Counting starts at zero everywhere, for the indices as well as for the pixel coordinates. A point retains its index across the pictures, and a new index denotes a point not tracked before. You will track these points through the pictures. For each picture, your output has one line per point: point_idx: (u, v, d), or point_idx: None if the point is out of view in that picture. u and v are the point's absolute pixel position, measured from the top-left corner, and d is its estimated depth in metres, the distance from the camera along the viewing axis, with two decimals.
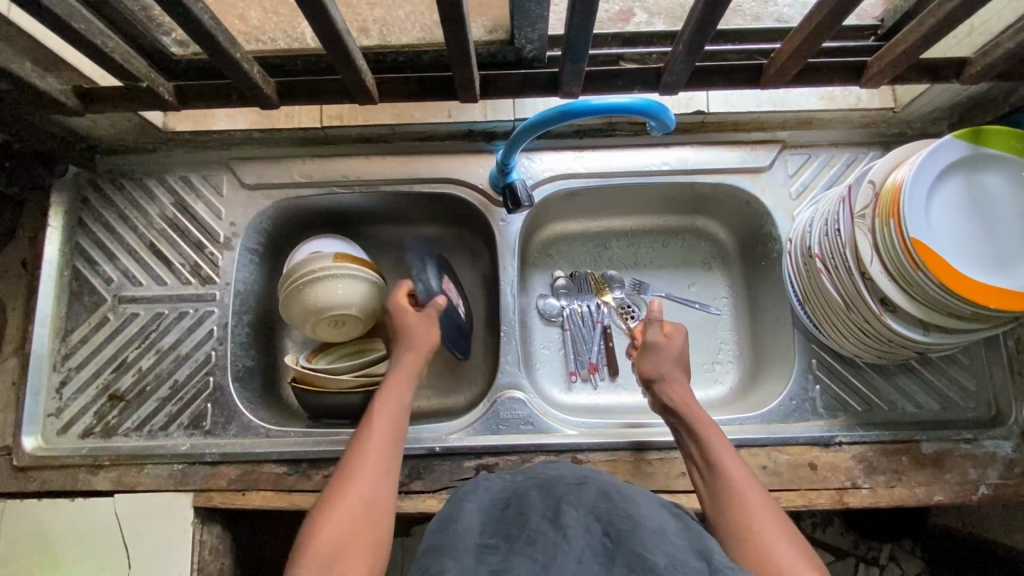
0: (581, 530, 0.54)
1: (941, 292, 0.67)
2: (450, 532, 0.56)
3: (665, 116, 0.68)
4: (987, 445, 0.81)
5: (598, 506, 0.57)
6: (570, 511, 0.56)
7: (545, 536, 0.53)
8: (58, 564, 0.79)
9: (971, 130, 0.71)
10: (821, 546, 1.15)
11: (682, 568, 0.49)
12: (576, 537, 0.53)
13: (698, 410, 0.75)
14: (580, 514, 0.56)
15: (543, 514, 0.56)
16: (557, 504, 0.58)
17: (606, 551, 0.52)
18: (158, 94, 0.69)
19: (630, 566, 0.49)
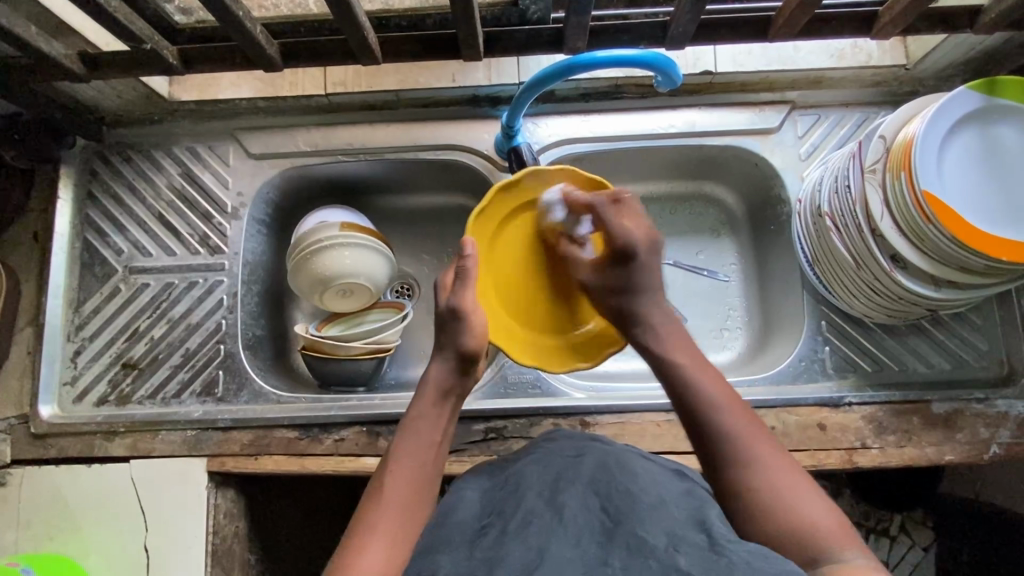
0: (579, 511, 0.56)
1: (952, 245, 0.66)
2: (450, 524, 0.59)
3: (672, 69, 0.68)
4: (999, 405, 0.80)
5: (598, 482, 0.60)
6: (567, 490, 0.59)
7: (542, 519, 0.56)
8: (78, 527, 0.81)
9: (985, 81, 0.70)
10: None
11: (681, 545, 0.51)
12: (572, 517, 0.56)
13: (669, 338, 0.68)
14: (579, 493, 0.59)
15: (539, 493, 0.59)
16: (554, 482, 0.61)
17: (604, 530, 0.54)
18: (161, 56, 0.68)
19: (628, 547, 0.52)
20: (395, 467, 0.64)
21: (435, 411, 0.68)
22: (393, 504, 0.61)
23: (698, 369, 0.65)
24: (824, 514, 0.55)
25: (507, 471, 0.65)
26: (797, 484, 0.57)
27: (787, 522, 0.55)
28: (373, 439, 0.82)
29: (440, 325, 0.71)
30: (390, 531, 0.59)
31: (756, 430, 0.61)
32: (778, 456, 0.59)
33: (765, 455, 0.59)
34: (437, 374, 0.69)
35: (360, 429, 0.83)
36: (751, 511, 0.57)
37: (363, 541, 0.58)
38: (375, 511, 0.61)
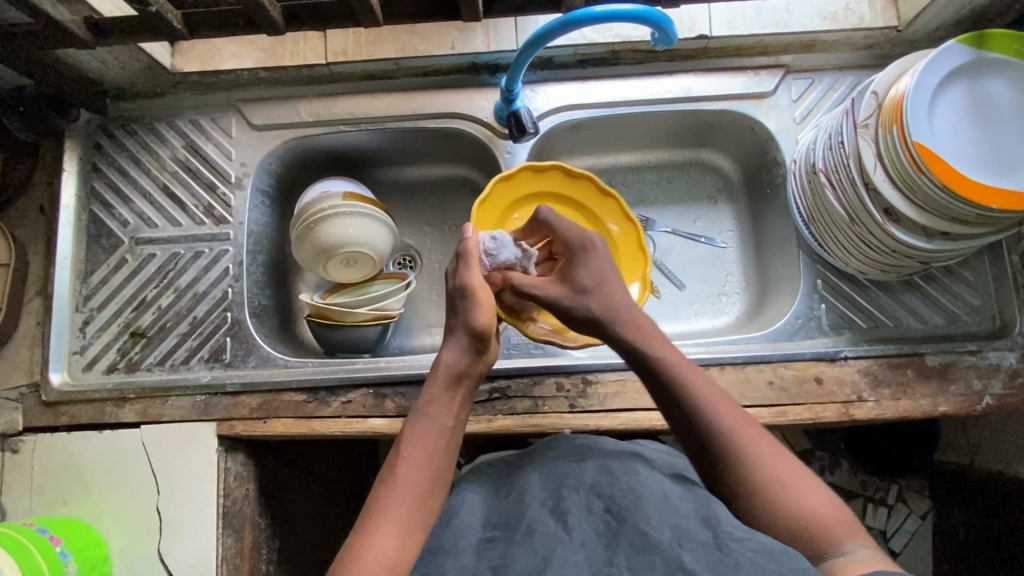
0: (583, 518, 0.59)
1: (942, 194, 0.68)
2: (453, 528, 0.62)
3: (668, 26, 0.69)
4: (991, 357, 0.82)
5: (600, 484, 0.63)
6: (569, 497, 0.62)
7: (545, 526, 0.58)
8: (91, 492, 0.82)
9: (975, 35, 0.71)
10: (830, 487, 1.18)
11: (686, 541, 0.53)
12: (576, 524, 0.58)
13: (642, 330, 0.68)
14: (582, 498, 0.62)
15: (543, 503, 0.62)
16: (557, 489, 0.64)
17: (610, 531, 0.57)
18: (167, 21, 0.70)
19: (633, 546, 0.54)
20: (410, 448, 0.63)
21: (448, 396, 0.67)
22: (406, 488, 0.61)
23: (682, 365, 0.65)
24: (824, 505, 0.57)
25: (511, 482, 0.69)
26: (798, 480, 0.59)
27: (790, 518, 0.57)
28: (380, 401, 0.84)
29: (451, 304, 0.72)
30: (400, 514, 0.59)
31: (747, 426, 0.61)
32: (772, 450, 0.60)
33: (761, 455, 0.60)
34: (451, 358, 0.69)
35: (366, 392, 0.84)
36: (756, 509, 0.58)
37: (375, 524, 0.58)
38: (389, 494, 0.60)
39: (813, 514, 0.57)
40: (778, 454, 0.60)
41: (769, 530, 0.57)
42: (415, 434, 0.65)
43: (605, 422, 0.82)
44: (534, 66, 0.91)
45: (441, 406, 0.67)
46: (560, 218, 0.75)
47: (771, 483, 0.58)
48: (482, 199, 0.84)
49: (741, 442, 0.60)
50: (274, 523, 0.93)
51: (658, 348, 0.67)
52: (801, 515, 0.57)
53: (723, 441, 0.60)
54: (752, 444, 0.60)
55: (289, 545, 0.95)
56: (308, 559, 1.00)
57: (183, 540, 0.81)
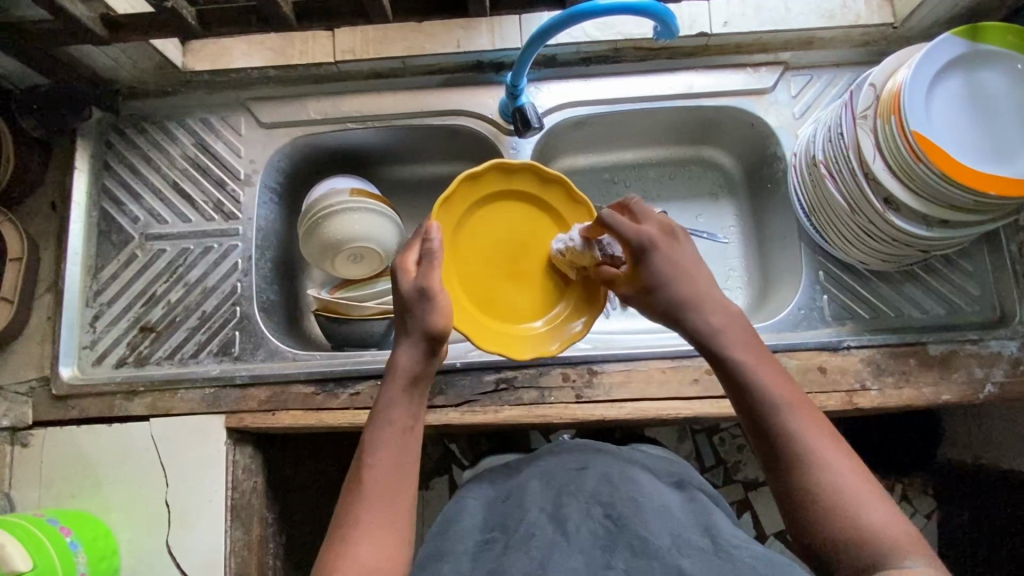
0: (583, 521, 0.58)
1: (941, 182, 0.69)
2: (452, 536, 0.62)
3: (671, 19, 0.71)
4: (993, 345, 0.83)
5: (601, 492, 0.62)
6: (570, 503, 0.61)
7: (544, 531, 0.57)
8: (100, 485, 0.83)
9: (969, 28, 0.73)
10: None
11: (684, 548, 0.53)
12: (575, 529, 0.57)
13: (722, 323, 0.64)
14: (581, 504, 0.60)
15: (542, 508, 0.61)
16: (557, 495, 0.63)
17: (608, 535, 0.57)
18: (182, 16, 0.72)
19: (632, 549, 0.54)
20: (374, 456, 0.61)
21: (406, 398, 0.64)
22: (373, 499, 0.60)
23: (760, 360, 0.62)
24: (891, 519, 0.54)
25: (512, 486, 0.69)
26: (865, 489, 0.55)
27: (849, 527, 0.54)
28: None
29: (401, 309, 0.65)
30: (372, 523, 0.59)
31: (826, 434, 0.58)
32: (847, 464, 0.57)
33: (829, 459, 0.57)
34: (407, 361, 0.65)
35: (374, 383, 0.85)
36: (815, 518, 0.55)
37: (345, 539, 0.58)
38: (355, 506, 0.59)
39: (881, 530, 0.53)
40: (851, 466, 0.57)
41: (828, 544, 0.54)
42: (376, 440, 0.62)
43: (611, 411, 0.82)
44: (538, 64, 0.93)
45: (399, 411, 0.63)
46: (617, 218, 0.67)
47: (844, 495, 0.55)
48: (441, 201, 0.73)
49: (811, 449, 0.57)
50: (280, 519, 0.93)
51: (738, 343, 0.63)
52: (864, 531, 0.53)
53: (792, 444, 0.58)
54: (829, 454, 0.57)
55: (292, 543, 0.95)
56: (312, 558, 1.00)
57: (191, 533, 0.81)
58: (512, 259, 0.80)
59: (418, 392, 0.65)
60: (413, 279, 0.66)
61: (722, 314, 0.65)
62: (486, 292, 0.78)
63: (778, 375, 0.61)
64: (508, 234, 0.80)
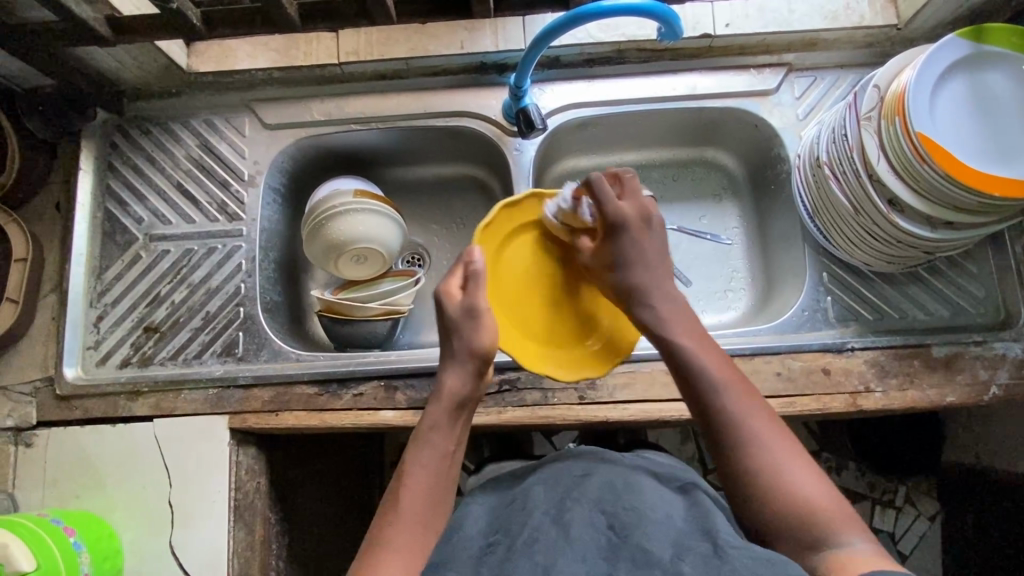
0: (585, 531, 0.57)
1: (945, 182, 0.69)
2: (454, 543, 0.63)
3: (674, 20, 0.71)
4: (997, 347, 0.82)
5: (604, 501, 0.61)
6: (573, 509, 0.60)
7: (548, 536, 0.57)
8: (104, 486, 0.83)
9: (973, 29, 0.73)
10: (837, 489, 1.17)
11: (686, 556, 0.52)
12: (579, 536, 0.57)
13: (669, 312, 0.70)
14: (584, 511, 0.60)
15: (546, 512, 0.61)
16: (561, 500, 0.63)
17: (611, 546, 0.56)
18: (187, 17, 0.72)
19: (634, 561, 0.53)
20: (414, 476, 0.63)
21: (450, 422, 0.67)
22: (409, 518, 0.61)
23: (704, 345, 0.67)
24: (823, 490, 0.59)
25: (514, 493, 0.69)
26: (800, 463, 0.60)
27: (785, 500, 0.58)
28: (391, 393, 0.85)
29: (454, 327, 0.68)
30: (403, 545, 0.60)
31: (760, 412, 0.63)
32: (782, 438, 0.62)
33: (766, 434, 0.61)
34: (454, 384, 0.67)
35: (378, 384, 0.85)
36: (756, 488, 0.60)
37: (378, 555, 0.58)
38: (391, 523, 0.61)
39: (814, 503, 0.58)
40: (787, 442, 0.61)
41: (769, 515, 0.58)
42: (415, 461, 0.64)
43: (614, 413, 0.82)
44: (541, 66, 0.93)
45: (444, 437, 0.66)
46: (617, 207, 0.71)
47: (776, 469, 0.60)
48: (486, 223, 0.77)
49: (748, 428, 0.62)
50: (283, 520, 0.93)
51: (680, 326, 0.68)
52: (801, 507, 0.58)
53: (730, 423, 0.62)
54: (763, 431, 0.61)
55: (296, 544, 0.95)
56: (315, 559, 1.00)
57: (195, 534, 0.81)
58: (545, 285, 0.81)
59: (461, 418, 0.68)
60: (456, 300, 0.69)
61: (672, 302, 0.70)
62: (512, 305, 0.80)
63: (718, 357, 0.66)
64: (538, 263, 0.81)
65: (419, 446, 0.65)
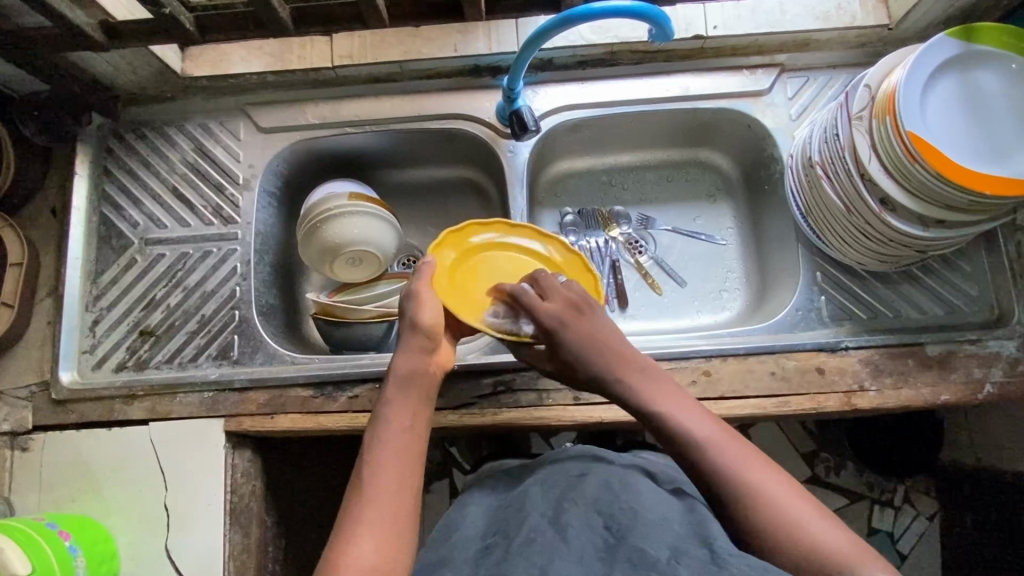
0: (583, 531, 0.58)
1: (936, 181, 0.69)
2: (453, 544, 0.62)
3: (665, 21, 0.72)
4: (991, 346, 0.83)
5: (601, 501, 0.62)
6: (570, 510, 0.61)
7: (544, 537, 0.57)
8: (100, 489, 0.83)
9: (962, 29, 0.74)
10: (835, 489, 1.17)
11: (683, 558, 0.52)
12: (576, 536, 0.57)
13: (636, 376, 0.68)
14: (581, 512, 0.60)
15: (543, 513, 0.62)
16: (558, 501, 0.63)
17: (607, 547, 0.56)
18: (180, 22, 0.72)
19: (630, 561, 0.53)
20: (378, 453, 0.63)
21: (406, 398, 0.67)
22: (377, 492, 0.60)
23: (680, 409, 0.64)
24: (844, 541, 0.54)
25: (514, 496, 0.69)
26: (811, 513, 0.56)
27: (807, 554, 0.54)
28: None
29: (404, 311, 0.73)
30: (376, 516, 0.59)
31: (756, 468, 0.59)
32: (764, 473, 0.59)
33: (767, 491, 0.57)
34: (405, 364, 0.69)
35: (373, 386, 0.85)
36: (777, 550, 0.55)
37: (349, 532, 0.57)
38: (360, 499, 0.60)
39: (792, 516, 0.56)
40: (774, 480, 0.58)
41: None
42: (380, 439, 0.64)
43: (609, 413, 0.82)
44: (535, 68, 0.93)
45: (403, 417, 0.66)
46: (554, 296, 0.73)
47: (788, 524, 0.55)
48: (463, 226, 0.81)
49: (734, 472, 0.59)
50: (279, 522, 0.93)
51: (654, 395, 0.66)
52: (819, 555, 0.53)
53: (715, 476, 0.59)
54: (765, 487, 0.57)
55: (292, 547, 0.95)
56: (312, 562, 1.00)
57: (190, 537, 0.81)
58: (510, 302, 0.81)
59: (417, 394, 0.68)
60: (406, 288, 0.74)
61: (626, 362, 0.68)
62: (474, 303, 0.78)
63: (701, 421, 0.63)
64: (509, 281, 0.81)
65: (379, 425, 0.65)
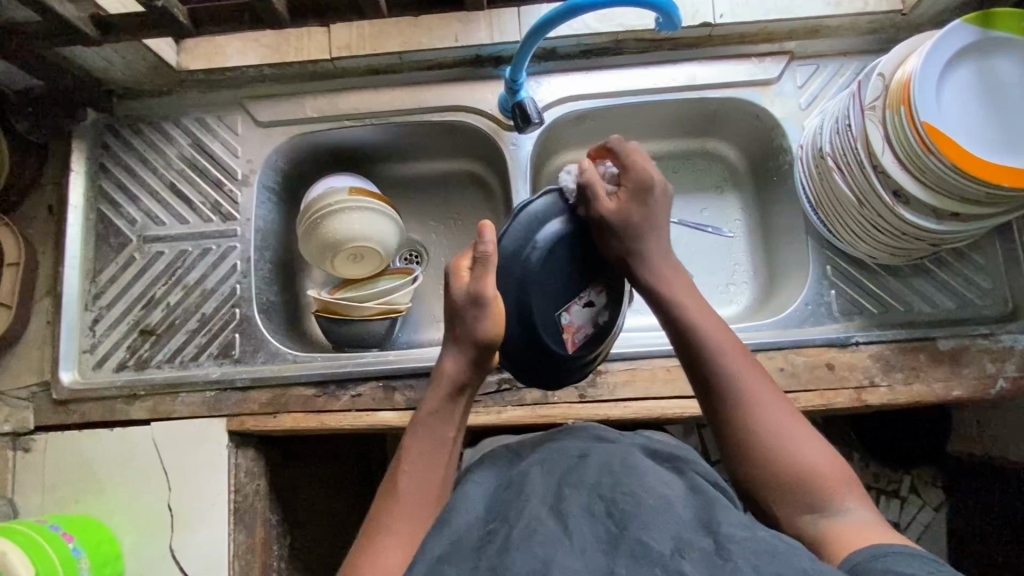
0: (585, 521, 0.55)
1: (952, 174, 0.67)
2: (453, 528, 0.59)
3: (672, 10, 0.70)
4: (1005, 340, 0.81)
5: (601, 485, 0.58)
6: (570, 496, 0.58)
7: (546, 527, 0.55)
8: (103, 490, 0.82)
9: (980, 14, 0.71)
10: None
11: (687, 552, 0.51)
12: (577, 527, 0.55)
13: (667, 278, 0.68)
14: (582, 496, 0.58)
15: (543, 500, 0.59)
16: (558, 486, 0.60)
17: (609, 537, 0.54)
18: (173, 15, 0.71)
19: (633, 555, 0.51)
20: (413, 462, 0.63)
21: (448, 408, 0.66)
22: (410, 501, 0.61)
23: (704, 312, 0.65)
24: (824, 458, 0.57)
25: (513, 472, 0.66)
26: (799, 426, 0.59)
27: (788, 461, 0.57)
28: (389, 394, 0.84)
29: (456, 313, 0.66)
30: (404, 528, 0.60)
31: (763, 379, 0.61)
32: (774, 397, 0.60)
33: (765, 398, 0.60)
34: (452, 368, 0.67)
35: (376, 385, 0.84)
36: (760, 450, 0.58)
37: (377, 537, 0.59)
38: (393, 505, 0.61)
39: (782, 431, 0.58)
40: (788, 413, 0.60)
41: (769, 473, 0.57)
42: (418, 445, 0.65)
43: (615, 411, 0.81)
44: (538, 58, 0.91)
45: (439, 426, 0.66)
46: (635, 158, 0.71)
47: (779, 429, 0.58)
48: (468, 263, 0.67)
49: (744, 377, 0.61)
50: (283, 519, 0.92)
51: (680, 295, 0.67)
52: (801, 464, 0.56)
53: (735, 393, 0.60)
54: (764, 395, 0.60)
55: (296, 543, 0.95)
56: (316, 557, 1.00)
57: (195, 536, 0.81)
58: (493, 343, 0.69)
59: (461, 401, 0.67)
60: (464, 283, 0.66)
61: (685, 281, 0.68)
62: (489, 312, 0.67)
63: (718, 324, 0.65)
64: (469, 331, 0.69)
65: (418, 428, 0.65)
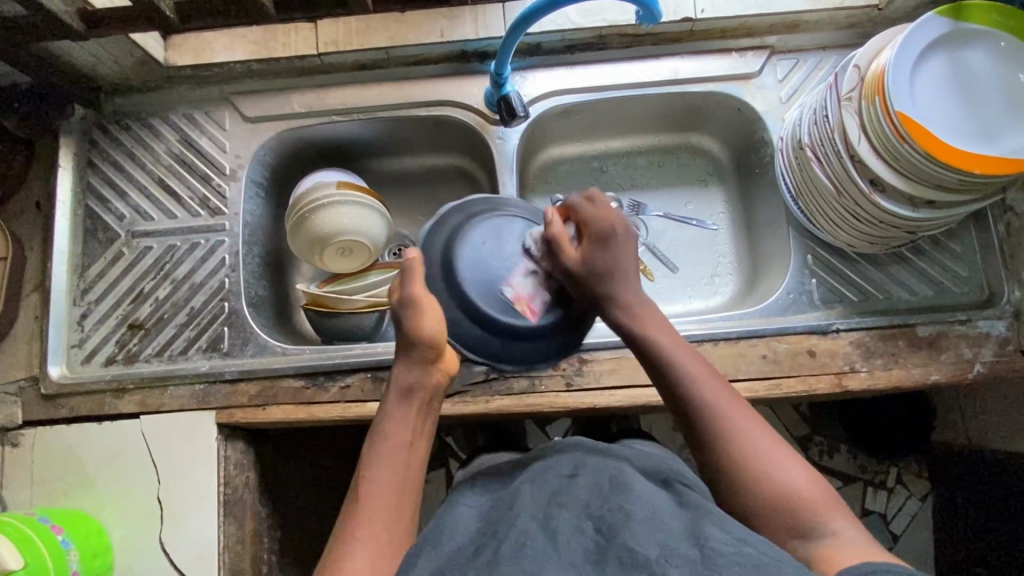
0: (573, 536, 0.55)
1: (925, 161, 0.69)
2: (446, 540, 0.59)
3: (652, 2, 0.71)
4: (981, 325, 0.83)
5: (592, 506, 0.59)
6: (559, 514, 0.58)
7: (536, 542, 0.54)
8: (91, 484, 0.83)
9: (951, 7, 0.73)
10: (829, 472, 1.18)
11: (672, 556, 0.51)
12: (566, 541, 0.55)
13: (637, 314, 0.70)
14: (572, 517, 0.58)
15: (533, 517, 0.59)
16: (547, 505, 0.60)
17: (598, 549, 0.54)
18: (159, 9, 0.71)
19: (621, 562, 0.51)
20: (374, 471, 0.62)
21: (404, 411, 0.66)
22: (373, 512, 0.59)
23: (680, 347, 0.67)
24: (813, 485, 0.58)
25: (504, 494, 0.67)
26: (785, 455, 0.60)
27: (774, 492, 0.58)
28: (377, 385, 0.85)
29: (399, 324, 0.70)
30: (371, 541, 0.57)
31: (743, 412, 0.62)
32: (755, 427, 0.61)
33: (745, 431, 0.61)
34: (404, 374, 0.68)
35: (364, 376, 0.85)
36: (746, 484, 0.59)
37: (344, 554, 0.56)
38: (358, 520, 0.59)
39: (764, 463, 0.59)
40: (760, 426, 0.62)
41: (759, 509, 0.58)
42: (377, 453, 0.63)
43: (601, 399, 0.83)
44: (523, 53, 0.92)
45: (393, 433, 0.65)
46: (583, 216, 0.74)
47: (764, 462, 0.59)
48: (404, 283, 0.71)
49: (728, 414, 0.62)
50: (273, 513, 0.93)
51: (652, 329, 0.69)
52: (789, 494, 0.57)
53: (718, 426, 0.61)
54: (745, 432, 0.61)
55: (287, 536, 0.95)
56: (307, 551, 1.00)
57: (184, 528, 0.81)
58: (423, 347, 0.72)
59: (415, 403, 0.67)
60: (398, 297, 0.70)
61: (637, 300, 0.71)
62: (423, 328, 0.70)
63: (695, 359, 0.66)
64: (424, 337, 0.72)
65: (376, 437, 0.64)
